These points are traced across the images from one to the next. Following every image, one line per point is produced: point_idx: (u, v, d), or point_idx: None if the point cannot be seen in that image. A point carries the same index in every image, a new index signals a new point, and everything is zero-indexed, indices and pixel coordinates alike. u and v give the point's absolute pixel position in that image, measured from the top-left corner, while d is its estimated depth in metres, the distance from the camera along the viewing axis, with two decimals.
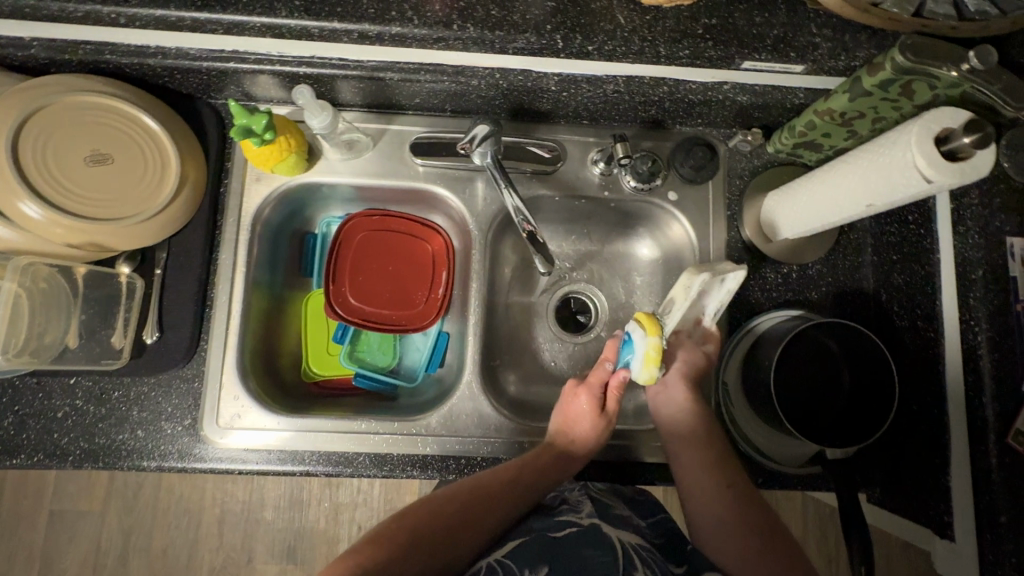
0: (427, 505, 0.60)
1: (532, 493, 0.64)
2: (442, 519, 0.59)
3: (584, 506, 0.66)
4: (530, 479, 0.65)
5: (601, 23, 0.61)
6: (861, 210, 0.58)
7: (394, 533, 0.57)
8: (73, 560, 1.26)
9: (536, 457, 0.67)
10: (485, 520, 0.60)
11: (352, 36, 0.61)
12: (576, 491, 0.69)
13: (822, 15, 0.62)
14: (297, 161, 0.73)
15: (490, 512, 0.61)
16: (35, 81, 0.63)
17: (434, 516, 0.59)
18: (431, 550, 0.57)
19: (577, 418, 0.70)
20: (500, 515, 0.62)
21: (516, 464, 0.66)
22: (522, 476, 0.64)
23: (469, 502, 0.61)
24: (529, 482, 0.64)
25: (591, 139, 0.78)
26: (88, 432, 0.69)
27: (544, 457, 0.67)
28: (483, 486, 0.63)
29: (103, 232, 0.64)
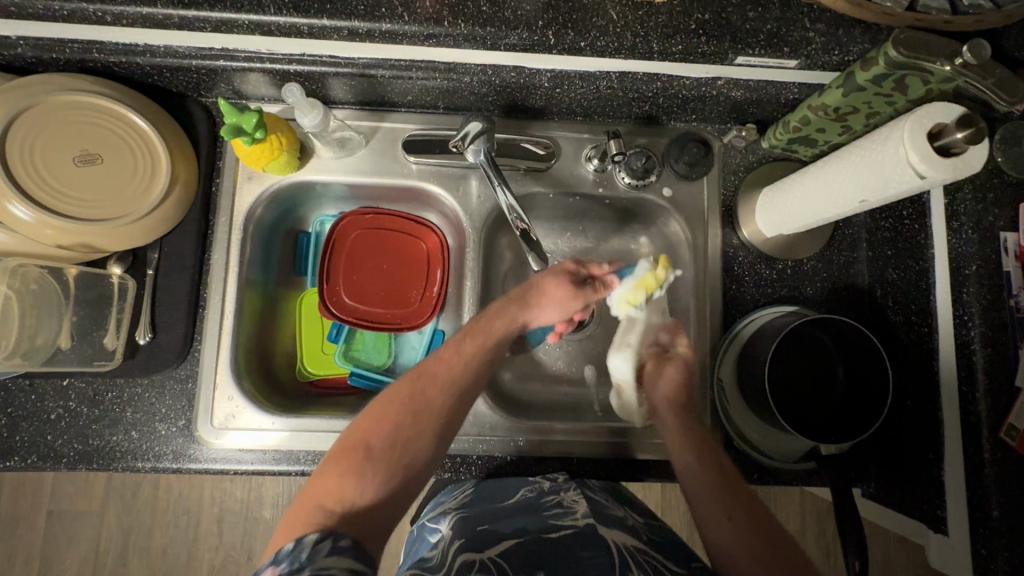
0: (379, 424, 0.56)
1: (475, 378, 0.62)
2: (395, 433, 0.56)
3: (579, 505, 0.66)
4: (469, 362, 0.62)
5: (593, 19, 0.60)
6: (854, 205, 0.58)
7: (360, 460, 0.54)
8: (73, 559, 1.27)
9: (474, 332, 0.63)
10: (432, 432, 0.58)
11: (341, 33, 0.60)
12: (572, 490, 0.69)
13: (816, 9, 0.61)
14: (289, 160, 0.72)
15: (434, 416, 0.58)
16: (22, 81, 0.62)
17: (387, 433, 0.56)
18: (397, 479, 0.54)
19: (547, 296, 0.67)
20: (448, 415, 0.59)
21: (452, 355, 0.62)
22: (462, 363, 0.61)
23: (413, 414, 0.57)
24: (465, 369, 0.61)
25: (585, 136, 0.78)
26: (82, 433, 0.69)
27: (480, 333, 0.63)
28: (422, 386, 0.59)
29: (93, 232, 0.64)
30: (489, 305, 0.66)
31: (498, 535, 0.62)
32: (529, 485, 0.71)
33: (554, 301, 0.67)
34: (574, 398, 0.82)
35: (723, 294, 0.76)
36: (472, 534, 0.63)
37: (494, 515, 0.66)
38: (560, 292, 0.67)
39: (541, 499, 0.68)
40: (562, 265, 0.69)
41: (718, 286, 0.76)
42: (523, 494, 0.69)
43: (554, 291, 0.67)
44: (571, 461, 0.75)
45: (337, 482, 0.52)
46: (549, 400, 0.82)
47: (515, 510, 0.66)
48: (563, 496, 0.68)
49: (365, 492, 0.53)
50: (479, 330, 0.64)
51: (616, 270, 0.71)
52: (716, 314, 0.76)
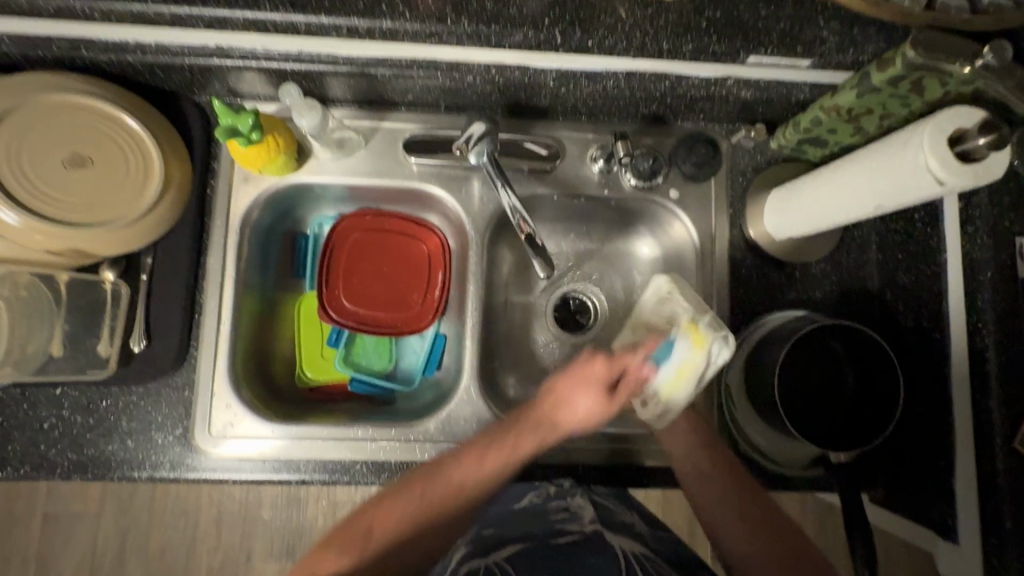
0: (397, 507, 0.58)
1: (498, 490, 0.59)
2: (410, 534, 0.57)
3: (585, 512, 0.69)
4: (499, 471, 0.58)
5: (601, 18, 0.59)
6: (869, 211, 0.56)
7: (365, 541, 0.57)
8: (70, 561, 1.25)
9: (509, 444, 0.59)
10: (446, 529, 0.58)
11: (340, 31, 0.58)
12: (578, 497, 0.71)
13: (830, 7, 0.59)
14: (286, 162, 0.70)
15: (451, 517, 0.58)
16: (10, 81, 0.60)
17: (402, 531, 0.57)
18: (396, 554, 0.57)
19: (582, 398, 0.59)
20: (465, 516, 0.59)
21: (483, 459, 0.58)
22: (491, 470, 0.58)
23: (430, 509, 0.57)
24: (495, 476, 0.58)
25: (590, 137, 0.76)
26: (76, 443, 0.67)
27: (523, 436, 0.59)
28: (448, 490, 0.58)
29: (85, 238, 0.62)
30: (529, 403, 0.61)
31: (507, 539, 0.65)
32: (535, 491, 0.73)
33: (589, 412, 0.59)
34: None
35: (730, 298, 0.75)
36: (481, 540, 0.65)
37: (503, 522, 0.68)
38: (586, 409, 0.59)
39: (547, 505, 0.70)
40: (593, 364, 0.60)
41: (726, 290, 0.75)
42: (529, 500, 0.71)
43: (592, 376, 0.60)
44: (576, 468, 0.74)
45: (338, 556, 0.56)
46: None
47: (522, 517, 0.69)
48: (569, 503, 0.70)
49: (359, 564, 0.56)
50: (513, 444, 0.59)
51: (649, 355, 0.62)
52: (723, 319, 0.74)
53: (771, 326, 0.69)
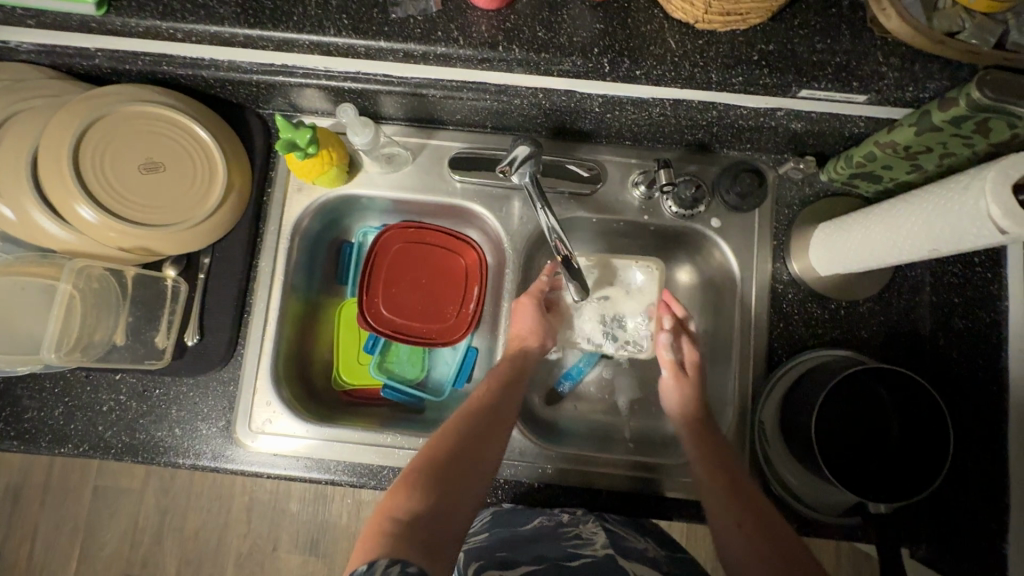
0: (435, 445, 0.60)
1: (508, 408, 0.67)
2: (456, 464, 0.59)
3: (598, 538, 0.65)
4: (497, 394, 0.67)
5: (651, 47, 0.59)
6: (923, 254, 0.54)
7: (422, 478, 0.56)
8: (112, 534, 1.33)
9: (492, 375, 0.70)
10: (483, 462, 0.61)
11: (397, 55, 0.61)
12: (591, 523, 0.68)
13: (891, 42, 0.57)
14: (337, 175, 0.74)
15: (482, 440, 0.62)
16: (99, 89, 0.65)
17: (449, 463, 0.58)
18: (454, 494, 0.57)
19: (522, 318, 0.73)
20: (492, 443, 0.63)
21: (480, 387, 0.68)
22: (494, 393, 0.67)
23: (463, 436, 0.62)
24: (500, 397, 0.67)
25: (633, 161, 0.76)
26: (130, 427, 0.72)
27: (500, 368, 0.71)
28: (467, 413, 0.64)
29: (152, 237, 0.67)
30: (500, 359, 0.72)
31: (518, 561, 0.61)
32: (546, 515, 0.70)
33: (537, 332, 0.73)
34: (604, 426, 0.81)
35: (769, 331, 0.73)
36: (490, 558, 0.62)
37: (510, 543, 0.64)
38: (532, 335, 0.72)
39: (560, 529, 0.67)
40: (521, 300, 0.74)
41: (763, 322, 0.73)
42: (541, 523, 0.68)
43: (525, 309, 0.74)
44: (599, 492, 0.73)
45: (404, 499, 0.54)
46: (579, 426, 0.81)
47: (532, 538, 0.65)
48: (582, 528, 0.67)
49: (428, 503, 0.54)
50: (503, 369, 0.70)
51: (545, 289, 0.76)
52: (760, 352, 0.73)
53: (812, 362, 0.68)
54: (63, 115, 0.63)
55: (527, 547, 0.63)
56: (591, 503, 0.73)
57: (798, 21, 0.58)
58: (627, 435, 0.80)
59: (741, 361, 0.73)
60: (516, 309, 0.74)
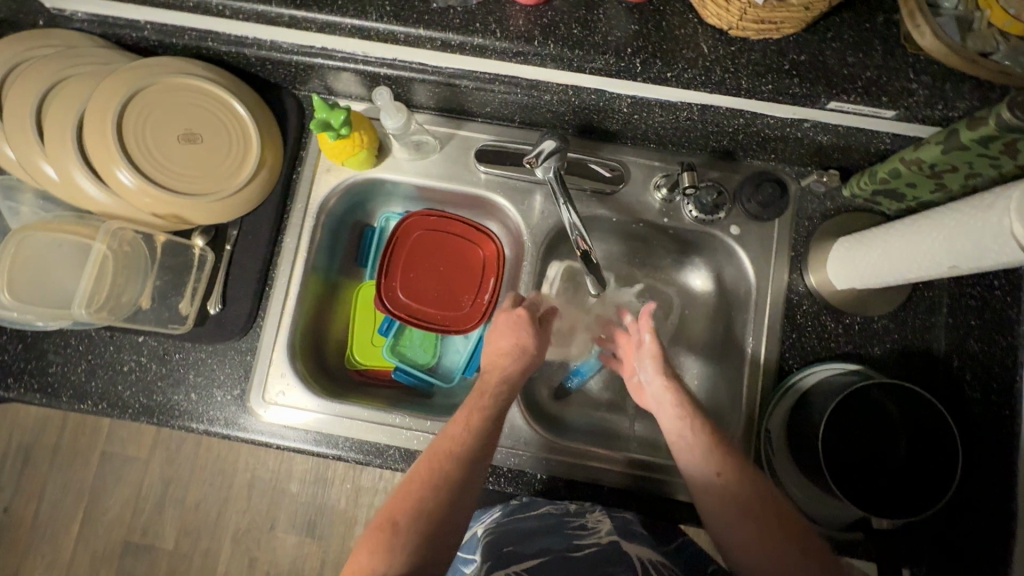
0: (404, 499, 0.59)
1: (486, 444, 0.63)
2: (424, 522, 0.58)
3: (603, 526, 0.67)
4: (474, 431, 0.64)
5: (683, 50, 0.60)
6: (942, 270, 0.54)
7: (390, 540, 0.56)
8: (117, 499, 1.35)
9: (472, 404, 0.66)
10: (455, 512, 0.60)
11: (434, 44, 0.62)
12: (595, 513, 0.70)
13: (923, 60, 0.58)
14: (367, 158, 0.76)
15: (456, 486, 0.60)
16: (145, 61, 0.68)
17: (418, 522, 0.58)
18: (425, 553, 0.57)
19: (506, 335, 0.71)
20: (467, 492, 0.61)
21: (455, 423, 0.64)
22: (468, 432, 0.63)
23: (435, 488, 0.60)
24: (475, 439, 0.63)
25: (657, 164, 0.77)
26: (148, 388, 0.74)
27: (480, 397, 0.67)
28: (441, 458, 0.62)
29: (185, 205, 0.69)
30: (482, 383, 0.69)
31: (525, 554, 0.62)
32: (554, 505, 0.72)
33: (523, 348, 0.71)
34: (609, 424, 0.81)
35: (781, 341, 0.73)
36: (498, 553, 0.63)
37: (517, 535, 0.66)
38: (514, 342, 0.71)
39: (564, 519, 0.69)
40: (516, 310, 0.72)
41: (776, 332, 0.73)
42: (547, 513, 0.70)
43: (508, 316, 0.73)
44: (600, 488, 0.74)
45: (371, 564, 0.55)
46: (585, 422, 0.81)
47: (539, 529, 0.67)
48: (587, 519, 0.69)
49: (396, 567, 0.55)
50: (484, 399, 0.66)
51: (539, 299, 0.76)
52: (771, 361, 0.73)
53: (823, 376, 0.68)
54: (110, 82, 0.66)
55: (533, 540, 0.65)
56: (592, 499, 0.74)
57: (831, 34, 0.59)
58: (632, 434, 0.80)
59: (751, 369, 0.73)
60: (504, 322, 0.72)
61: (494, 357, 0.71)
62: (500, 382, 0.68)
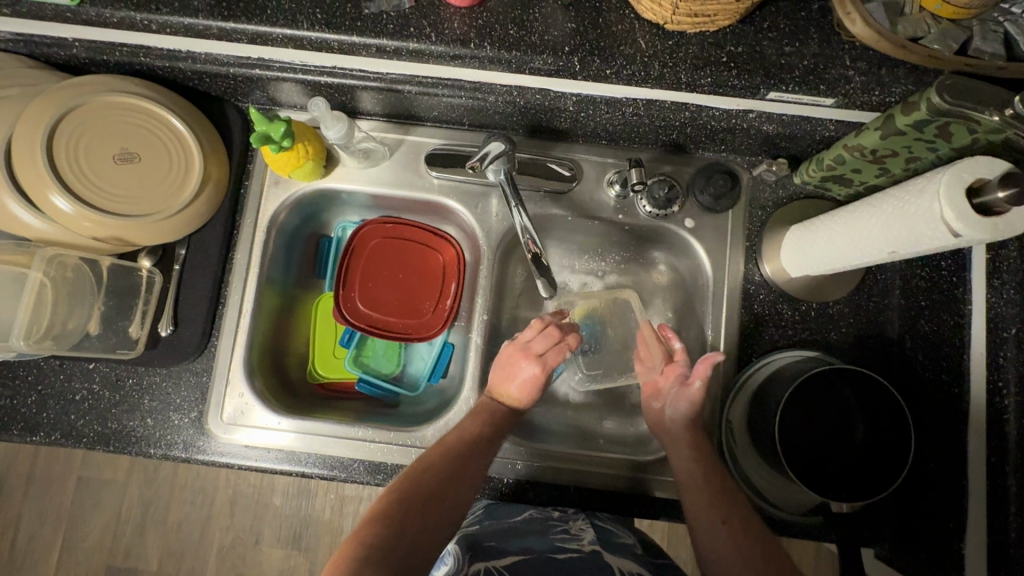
0: (414, 473, 0.63)
1: (488, 446, 0.67)
2: (430, 496, 0.61)
3: (586, 534, 0.69)
4: (479, 432, 0.67)
5: (621, 47, 0.59)
6: (882, 255, 0.54)
7: (391, 513, 0.59)
8: (94, 525, 1.33)
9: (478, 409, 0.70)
10: (457, 496, 0.63)
11: (370, 50, 0.61)
12: (580, 520, 0.72)
13: (858, 46, 0.58)
14: (314, 168, 0.74)
15: (458, 477, 0.63)
16: (75, 81, 0.65)
17: (424, 495, 0.61)
18: (424, 525, 0.59)
19: (522, 362, 0.72)
20: (466, 485, 0.63)
21: (470, 419, 0.68)
22: (484, 425, 0.68)
23: (444, 468, 0.63)
24: (488, 432, 0.67)
25: (609, 160, 0.77)
26: (102, 416, 0.73)
27: (486, 405, 0.71)
28: (447, 448, 0.65)
29: (127, 227, 0.67)
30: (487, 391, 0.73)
31: (506, 550, 0.65)
32: (537, 509, 0.73)
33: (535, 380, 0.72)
34: (577, 423, 0.81)
35: (740, 332, 0.74)
36: (479, 549, 0.65)
37: (501, 533, 0.68)
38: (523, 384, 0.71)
39: (548, 523, 0.71)
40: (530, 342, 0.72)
41: (735, 323, 0.74)
42: (532, 516, 0.72)
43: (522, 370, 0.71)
44: (568, 488, 0.74)
45: (370, 531, 0.57)
46: (553, 423, 0.81)
47: (522, 531, 0.69)
48: (571, 524, 0.71)
49: (396, 532, 0.58)
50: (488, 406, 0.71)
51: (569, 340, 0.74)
52: (731, 352, 0.73)
53: (780, 363, 0.68)
54: (37, 105, 0.64)
55: (515, 540, 0.67)
56: (561, 499, 0.74)
57: (767, 24, 0.59)
58: (599, 432, 0.80)
59: (712, 361, 0.74)
60: (512, 360, 0.72)
61: (507, 384, 0.72)
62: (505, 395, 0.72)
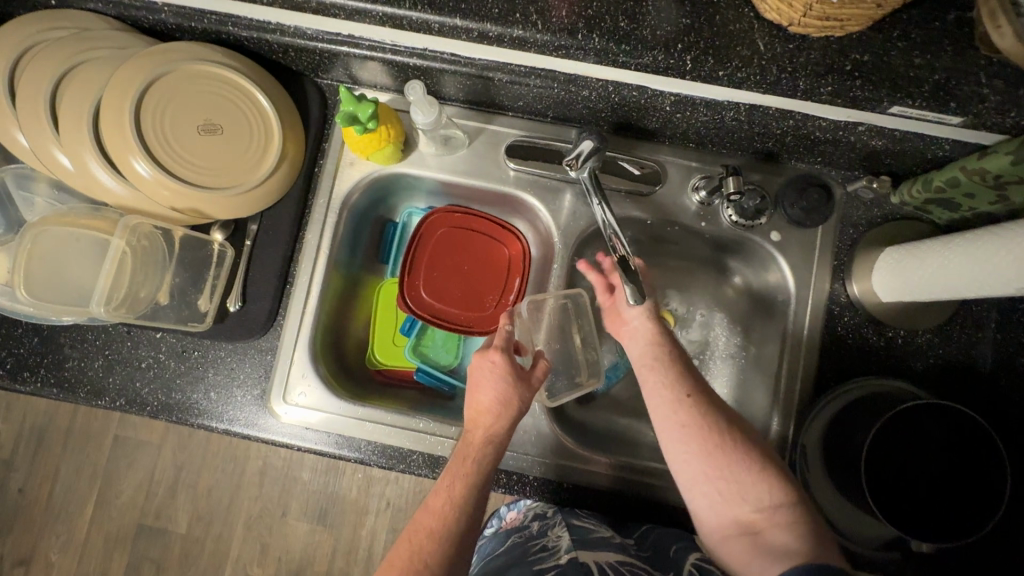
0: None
1: (474, 509, 0.57)
2: None
3: (563, 541, 0.64)
4: (463, 496, 0.57)
5: (738, 47, 0.56)
6: (1011, 292, 0.51)
7: None
8: (129, 483, 1.36)
9: (454, 466, 0.59)
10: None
11: (471, 34, 0.59)
12: (557, 525, 0.67)
13: (996, 62, 0.54)
14: (393, 152, 0.72)
15: (450, 559, 0.54)
16: (164, 46, 0.64)
17: None
18: None
19: (487, 388, 0.63)
20: (458, 560, 0.55)
21: (438, 495, 0.57)
22: (457, 502, 0.57)
23: (424, 563, 0.53)
24: (466, 505, 0.57)
25: (695, 164, 0.74)
26: (167, 386, 0.73)
27: (466, 454, 0.60)
28: (430, 526, 0.55)
29: (205, 199, 0.66)
30: (465, 438, 0.62)
31: None
32: (521, 532, 0.71)
33: (509, 403, 0.63)
34: (635, 432, 0.80)
35: (820, 354, 0.71)
36: None
37: None
38: (498, 404, 0.63)
39: (529, 544, 0.67)
40: (488, 359, 0.65)
41: (814, 344, 0.71)
42: (516, 543, 0.69)
43: (488, 370, 0.64)
44: (628, 499, 0.72)
45: None
46: (610, 429, 0.80)
47: (507, 565, 0.65)
48: (548, 535, 0.67)
49: None
50: (467, 458, 0.60)
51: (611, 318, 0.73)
52: (809, 374, 0.70)
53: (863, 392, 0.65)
54: (126, 69, 0.62)
55: None
56: (619, 509, 0.72)
57: (898, 33, 0.55)
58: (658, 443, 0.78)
59: (788, 381, 0.71)
60: (479, 373, 0.64)
61: (476, 414, 0.63)
62: (482, 434, 0.62)
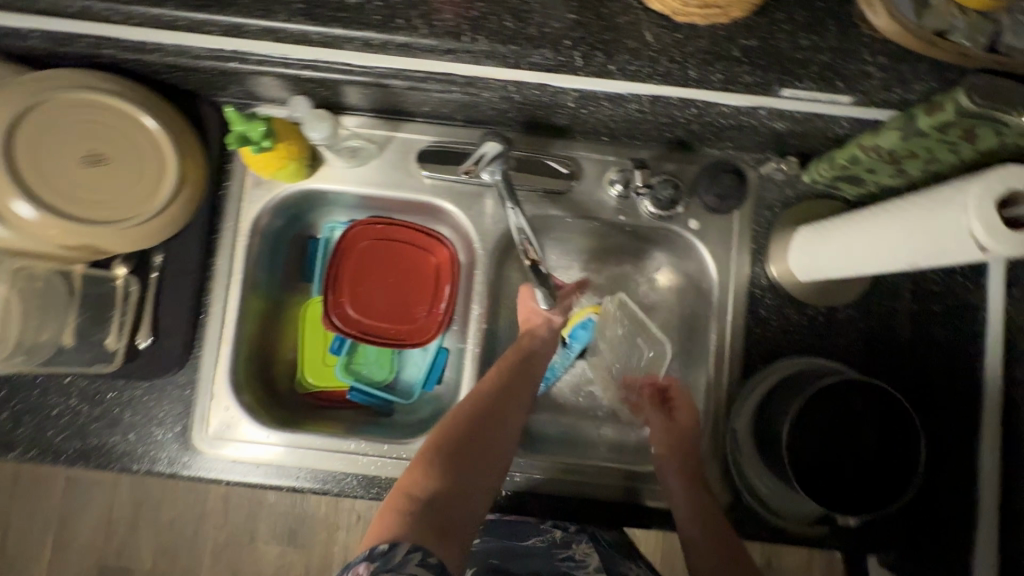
0: (445, 425, 0.62)
1: (516, 387, 0.66)
2: (465, 437, 0.61)
3: (592, 560, 0.66)
4: (507, 375, 0.67)
5: (626, 40, 0.55)
6: (903, 266, 0.51)
7: (433, 462, 0.58)
8: (85, 524, 1.30)
9: (505, 356, 0.69)
10: (497, 439, 0.62)
11: (355, 44, 0.56)
12: (584, 543, 0.68)
13: (877, 40, 0.54)
14: (298, 168, 0.70)
15: (496, 418, 0.63)
16: (36, 75, 0.60)
17: (459, 435, 0.61)
18: (467, 477, 0.58)
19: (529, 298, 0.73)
20: (504, 422, 0.64)
21: (486, 375, 0.67)
22: (504, 377, 0.67)
23: (474, 416, 0.62)
24: (510, 380, 0.66)
25: (610, 158, 0.73)
26: (81, 432, 0.69)
27: (515, 349, 0.70)
28: (476, 393, 0.65)
29: (100, 235, 0.62)
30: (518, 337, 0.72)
31: None
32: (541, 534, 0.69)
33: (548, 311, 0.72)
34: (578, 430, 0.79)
35: (745, 337, 0.71)
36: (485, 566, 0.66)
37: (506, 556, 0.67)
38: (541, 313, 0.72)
39: (555, 549, 0.67)
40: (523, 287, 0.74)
41: (739, 329, 0.71)
42: (537, 544, 0.68)
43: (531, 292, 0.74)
44: (570, 499, 0.72)
45: (418, 479, 0.57)
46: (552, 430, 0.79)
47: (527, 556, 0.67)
48: (576, 549, 0.67)
49: (438, 488, 0.56)
50: (516, 350, 0.70)
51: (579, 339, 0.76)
52: (736, 358, 0.71)
53: (784, 372, 0.66)
54: None
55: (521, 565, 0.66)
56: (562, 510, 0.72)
57: (782, 16, 0.55)
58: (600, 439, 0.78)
59: (716, 367, 0.71)
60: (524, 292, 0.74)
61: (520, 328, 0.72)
62: (533, 333, 0.71)
